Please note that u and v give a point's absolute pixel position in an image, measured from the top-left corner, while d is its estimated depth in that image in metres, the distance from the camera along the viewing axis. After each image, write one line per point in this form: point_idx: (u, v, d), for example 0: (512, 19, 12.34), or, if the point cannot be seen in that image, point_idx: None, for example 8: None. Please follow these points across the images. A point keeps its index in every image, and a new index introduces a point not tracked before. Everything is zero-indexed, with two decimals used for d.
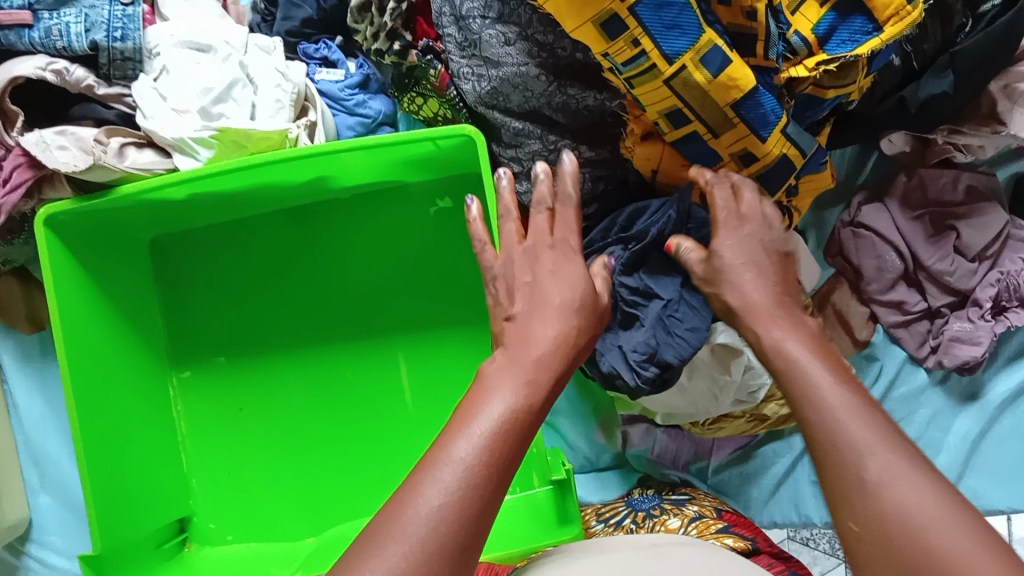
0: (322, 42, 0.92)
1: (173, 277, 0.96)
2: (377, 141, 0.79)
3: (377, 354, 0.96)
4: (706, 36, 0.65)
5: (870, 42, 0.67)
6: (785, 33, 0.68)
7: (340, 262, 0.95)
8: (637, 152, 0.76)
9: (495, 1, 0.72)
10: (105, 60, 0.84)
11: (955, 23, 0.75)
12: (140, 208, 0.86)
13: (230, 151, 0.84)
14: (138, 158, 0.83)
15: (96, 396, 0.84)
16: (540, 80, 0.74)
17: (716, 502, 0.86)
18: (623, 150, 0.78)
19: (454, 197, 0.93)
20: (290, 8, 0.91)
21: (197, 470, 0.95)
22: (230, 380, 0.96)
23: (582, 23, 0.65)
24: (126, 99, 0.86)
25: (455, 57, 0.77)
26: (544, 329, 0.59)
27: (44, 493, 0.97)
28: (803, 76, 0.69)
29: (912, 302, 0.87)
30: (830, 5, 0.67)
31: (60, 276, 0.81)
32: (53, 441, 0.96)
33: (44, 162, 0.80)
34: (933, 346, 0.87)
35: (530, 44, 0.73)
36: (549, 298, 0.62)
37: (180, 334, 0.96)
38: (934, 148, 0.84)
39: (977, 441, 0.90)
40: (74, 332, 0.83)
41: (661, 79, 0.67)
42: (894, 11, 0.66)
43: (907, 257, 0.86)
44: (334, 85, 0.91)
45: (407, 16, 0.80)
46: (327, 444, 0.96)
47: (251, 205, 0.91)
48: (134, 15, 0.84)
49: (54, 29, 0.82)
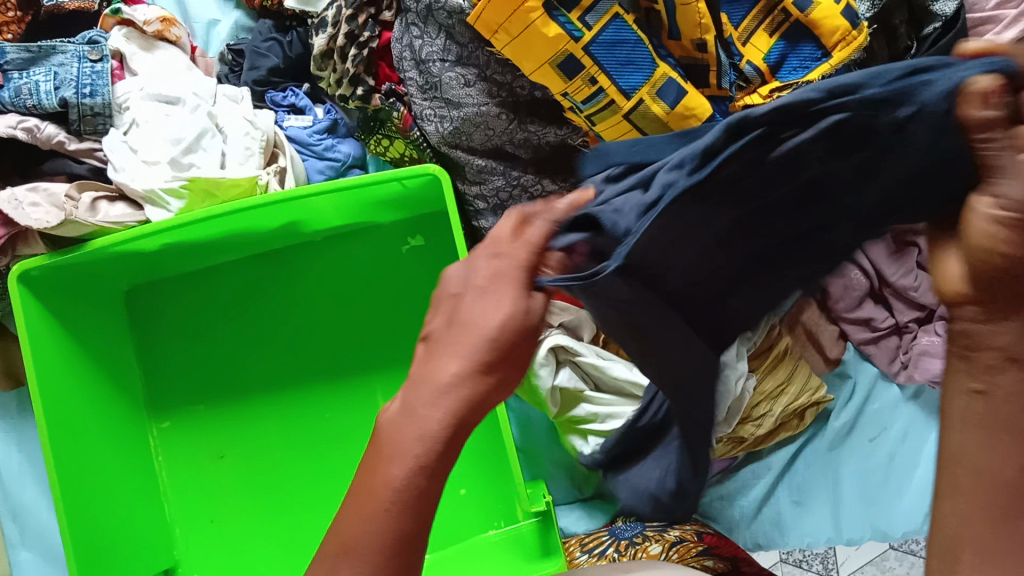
0: (289, 90, 0.94)
1: (151, 326, 0.96)
2: (342, 184, 0.80)
3: (356, 393, 0.96)
4: (659, 70, 0.67)
5: (820, 68, 0.68)
6: (737, 64, 0.70)
7: (315, 304, 0.97)
8: None
9: (452, 44, 0.74)
10: (75, 116, 0.85)
11: (902, 44, 0.78)
12: (114, 260, 0.86)
13: (201, 200, 0.85)
14: (109, 212, 0.84)
15: (74, 450, 0.84)
16: (501, 119, 0.76)
17: (698, 526, 0.86)
18: None
19: (425, 234, 0.95)
20: (256, 58, 0.93)
21: (179, 519, 0.95)
22: (211, 427, 0.96)
23: (540, 64, 0.67)
24: (97, 153, 0.87)
25: (418, 100, 0.78)
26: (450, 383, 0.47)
27: (25, 549, 0.96)
28: (758, 103, 0.70)
29: (879, 319, 0.89)
30: (779, 35, 0.69)
31: (35, 330, 0.82)
32: (34, 495, 0.96)
33: (17, 219, 0.80)
34: (904, 362, 0.89)
35: (489, 84, 0.75)
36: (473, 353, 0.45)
37: (159, 383, 0.97)
38: None
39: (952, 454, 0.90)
40: (50, 386, 0.83)
41: (621, 114, 0.69)
42: (842, 37, 0.67)
43: (871, 275, 0.88)
44: (303, 130, 0.92)
45: (368, 61, 0.81)
46: (310, 487, 0.96)
47: (225, 252, 0.92)
48: (103, 71, 0.86)
49: (25, 88, 0.84)
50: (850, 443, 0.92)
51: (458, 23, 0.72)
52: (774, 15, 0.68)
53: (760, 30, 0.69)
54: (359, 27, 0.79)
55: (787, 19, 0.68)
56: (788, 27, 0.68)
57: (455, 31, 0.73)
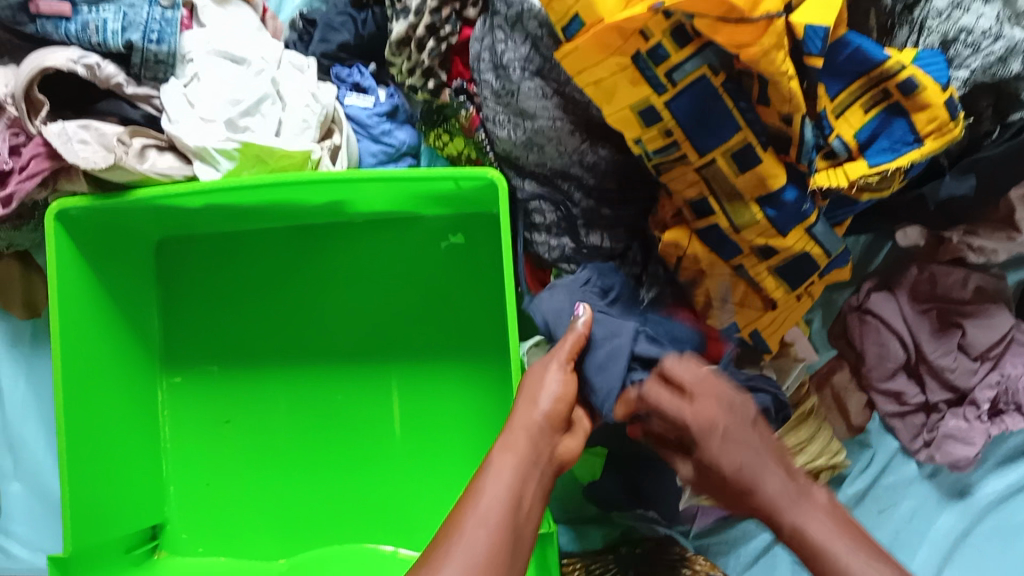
0: (356, 68, 0.92)
1: (176, 280, 0.96)
2: (397, 175, 0.79)
3: (371, 380, 0.95)
4: (741, 135, 0.67)
5: (910, 154, 0.67)
6: (826, 137, 0.68)
7: (340, 286, 0.95)
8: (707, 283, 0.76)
9: (537, 55, 0.72)
10: (138, 60, 0.83)
11: (984, 128, 0.75)
12: (152, 211, 0.85)
13: (250, 165, 0.84)
14: (158, 162, 0.82)
15: (84, 393, 0.83)
16: (573, 136, 0.75)
17: (709, 568, 0.87)
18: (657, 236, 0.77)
19: (467, 233, 0.93)
20: (327, 32, 0.91)
21: (175, 475, 0.95)
22: (218, 390, 0.96)
23: (623, 109, 0.68)
24: (153, 100, 0.85)
25: (490, 104, 0.76)
26: (543, 406, 0.70)
27: (16, 481, 0.98)
28: (843, 185, 0.68)
29: (910, 394, 0.87)
30: (875, 112, 0.67)
31: (64, 271, 0.81)
32: (32, 431, 0.97)
33: (65, 155, 0.79)
34: (926, 440, 0.88)
35: (566, 100, 0.73)
36: (537, 398, 0.70)
37: (176, 339, 0.96)
38: (949, 245, 0.85)
39: (959, 540, 0.91)
40: (74, 326, 0.82)
41: (693, 167, 0.70)
42: (937, 126, 0.66)
43: (909, 348, 0.86)
44: (362, 111, 0.90)
45: (444, 57, 0.80)
46: (313, 467, 0.95)
47: (261, 219, 0.91)
48: (173, 20, 0.84)
49: (91, 24, 0.81)
50: (859, 511, 0.91)
51: (548, 34, 0.71)
52: (872, 93, 0.67)
53: (856, 105, 0.68)
54: (441, 21, 0.77)
55: (885, 98, 0.67)
56: (884, 106, 0.67)
57: (543, 41, 0.71)
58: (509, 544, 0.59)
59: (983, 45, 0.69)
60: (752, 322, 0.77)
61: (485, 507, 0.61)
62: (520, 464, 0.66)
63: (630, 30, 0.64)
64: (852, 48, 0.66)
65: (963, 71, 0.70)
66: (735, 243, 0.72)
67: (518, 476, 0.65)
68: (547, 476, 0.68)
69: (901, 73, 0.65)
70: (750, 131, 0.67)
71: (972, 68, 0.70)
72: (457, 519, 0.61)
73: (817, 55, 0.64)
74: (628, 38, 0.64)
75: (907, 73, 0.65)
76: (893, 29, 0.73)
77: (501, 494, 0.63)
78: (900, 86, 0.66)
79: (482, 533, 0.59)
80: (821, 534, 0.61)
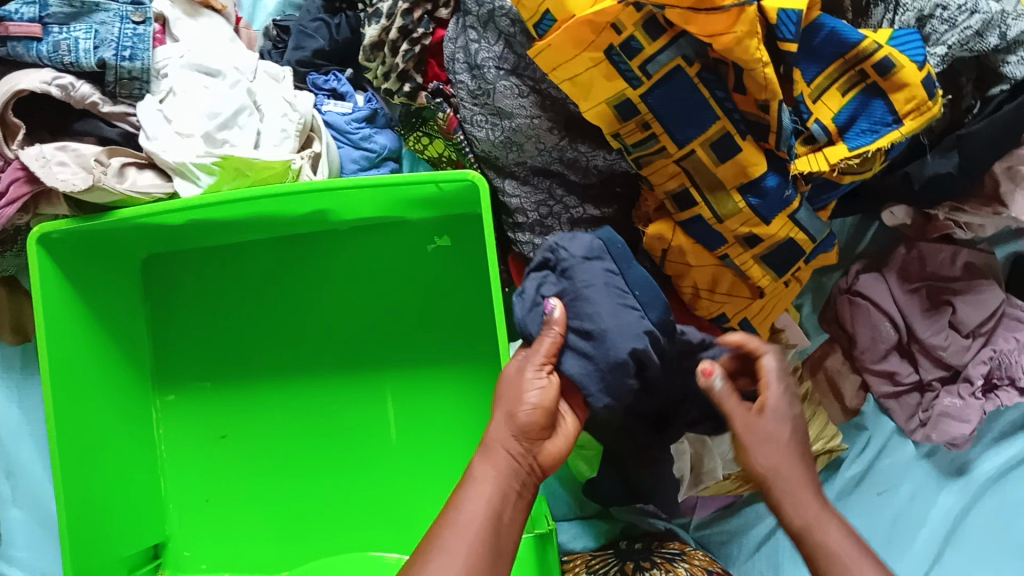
0: (332, 74, 0.92)
1: (164, 297, 0.96)
2: (378, 181, 0.78)
3: (365, 388, 0.95)
4: (718, 124, 0.67)
5: (890, 134, 0.67)
6: (805, 121, 0.68)
7: (329, 294, 0.95)
8: (691, 276, 0.75)
9: (511, 53, 0.72)
10: (112, 78, 0.82)
11: (965, 103, 0.76)
12: (134, 229, 0.85)
13: (230, 178, 0.82)
14: (138, 180, 0.82)
15: (77, 416, 0.83)
16: (552, 133, 0.74)
17: (706, 561, 0.84)
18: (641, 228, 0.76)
19: (453, 235, 0.92)
20: (302, 38, 0.91)
21: (173, 492, 0.95)
22: (213, 405, 0.95)
23: (598, 104, 0.68)
24: (130, 117, 0.85)
25: (467, 105, 0.75)
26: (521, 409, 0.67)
27: (15, 507, 0.98)
28: (824, 168, 0.68)
29: (904, 373, 0.87)
30: (853, 94, 0.67)
31: (50, 295, 0.81)
32: (29, 456, 0.97)
33: (43, 177, 0.79)
34: (923, 420, 0.87)
35: (543, 97, 0.73)
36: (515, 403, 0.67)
37: (167, 357, 0.96)
38: (936, 223, 0.84)
39: (960, 517, 0.91)
40: (63, 349, 0.82)
41: (672, 159, 0.69)
42: (915, 105, 0.66)
43: (901, 329, 0.86)
44: (341, 117, 0.90)
45: (419, 58, 0.79)
46: (311, 477, 0.95)
47: (245, 232, 0.91)
48: (144, 35, 0.83)
49: (63, 44, 0.81)
50: (858, 494, 0.91)
51: (520, 31, 0.71)
52: (850, 75, 0.67)
53: (834, 88, 0.67)
54: (414, 22, 0.77)
55: (863, 79, 0.67)
56: (861, 87, 0.67)
57: (517, 39, 0.71)
58: (490, 556, 0.59)
59: (960, 19, 0.69)
60: (742, 311, 0.76)
61: (466, 520, 0.60)
62: (502, 478, 0.64)
63: (602, 23, 0.64)
64: (827, 31, 0.65)
65: (940, 48, 0.70)
66: (719, 233, 0.71)
67: (498, 489, 0.63)
68: (531, 484, 0.67)
69: (877, 53, 0.65)
70: (729, 120, 0.67)
71: (949, 44, 0.69)
72: (438, 536, 0.60)
73: (791, 40, 0.63)
74: (601, 32, 0.64)
75: (883, 52, 0.65)
76: (868, 8, 0.71)
77: (482, 509, 0.62)
78: (876, 66, 0.65)
79: (460, 544, 0.59)
80: (839, 543, 0.59)
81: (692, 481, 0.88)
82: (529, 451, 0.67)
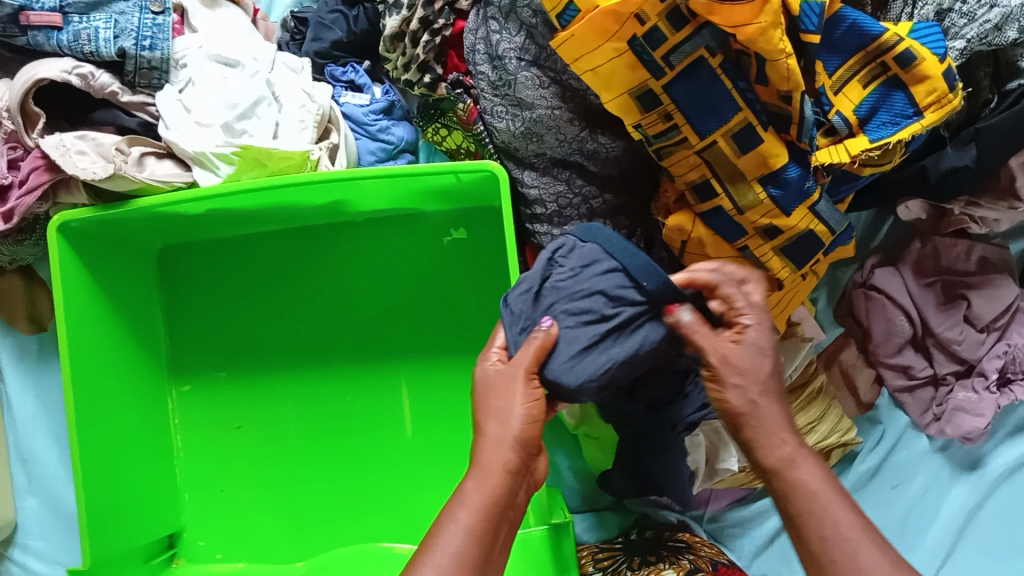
0: (350, 66, 0.92)
1: (181, 286, 0.96)
2: (396, 171, 0.79)
3: (379, 378, 0.95)
4: (740, 115, 0.67)
5: (911, 126, 0.67)
6: (827, 113, 0.68)
7: (344, 284, 0.95)
8: None
9: (532, 44, 0.72)
10: (132, 67, 0.82)
11: (982, 97, 0.75)
12: (154, 219, 0.85)
13: (248, 168, 0.83)
14: (157, 170, 0.82)
15: (94, 404, 0.83)
16: (572, 125, 0.74)
17: (713, 553, 0.84)
18: (659, 219, 0.77)
19: (469, 228, 0.92)
20: (320, 29, 0.91)
21: (189, 484, 0.95)
22: (227, 395, 0.96)
23: (620, 95, 0.68)
24: (149, 107, 0.85)
25: (487, 96, 0.76)
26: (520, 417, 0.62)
27: (30, 495, 0.98)
28: (846, 159, 0.68)
29: (918, 367, 0.87)
30: (874, 86, 0.67)
31: (69, 283, 0.81)
32: (44, 444, 0.97)
33: (63, 165, 0.79)
34: (937, 414, 0.88)
35: (563, 88, 0.73)
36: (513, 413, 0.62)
37: (182, 346, 0.96)
38: (950, 218, 0.85)
39: (974, 511, 0.91)
40: (82, 336, 0.82)
41: (693, 150, 0.70)
42: (936, 98, 0.66)
43: (916, 323, 0.86)
44: (358, 109, 0.90)
45: (439, 50, 0.79)
46: (327, 466, 0.95)
47: (263, 222, 0.91)
48: (164, 25, 0.83)
49: (83, 33, 0.81)
50: (871, 488, 0.92)
51: (542, 22, 0.71)
52: (871, 66, 0.67)
53: (854, 80, 0.68)
54: (434, 13, 0.77)
55: (884, 71, 0.67)
56: (883, 79, 0.67)
57: (538, 30, 0.71)
58: None
59: (979, 14, 0.69)
60: None
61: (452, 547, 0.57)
62: (491, 507, 0.59)
63: (625, 13, 0.64)
64: (848, 23, 0.66)
65: (959, 42, 0.70)
66: (739, 225, 0.71)
67: (485, 519, 0.58)
68: (519, 507, 0.63)
69: (898, 46, 0.65)
70: (751, 111, 0.67)
71: (968, 38, 0.69)
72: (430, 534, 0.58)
73: (813, 32, 0.64)
74: (625, 22, 0.64)
75: (904, 45, 0.65)
76: (886, 3, 0.73)
77: (462, 544, 0.57)
78: (897, 59, 0.66)
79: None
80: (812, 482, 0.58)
81: (706, 473, 0.88)
82: (520, 473, 0.62)
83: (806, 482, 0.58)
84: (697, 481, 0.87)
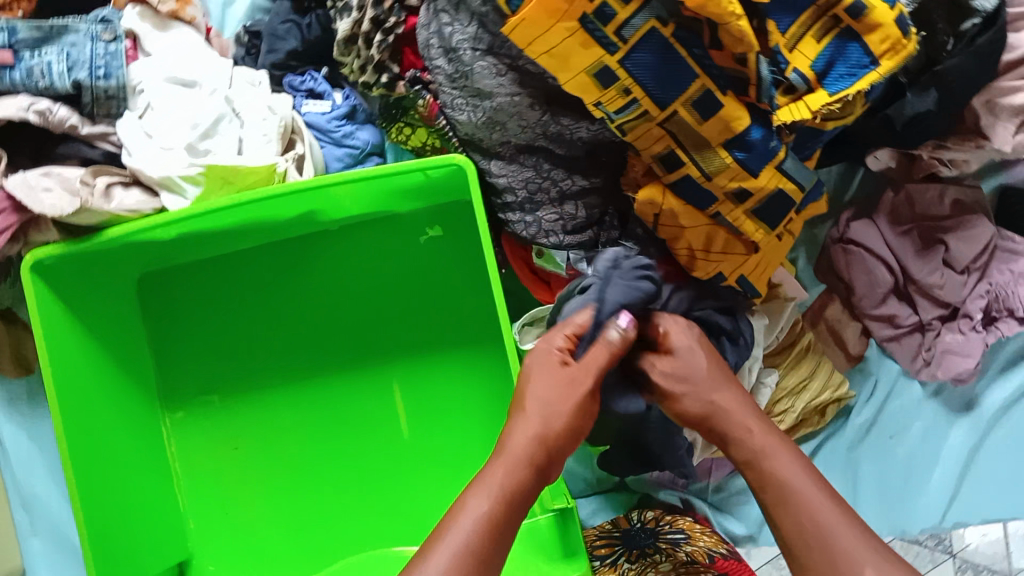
0: (308, 74, 0.92)
1: (163, 312, 0.95)
2: (365, 174, 0.78)
3: (372, 382, 0.95)
4: (698, 82, 0.67)
5: (867, 76, 0.67)
6: (783, 71, 0.67)
7: (327, 293, 0.95)
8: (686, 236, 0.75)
9: (485, 33, 0.71)
10: (89, 98, 0.82)
11: (938, 40, 0.74)
12: (128, 248, 0.85)
13: (217, 188, 0.82)
14: (124, 199, 0.81)
15: (88, 441, 0.83)
16: (533, 110, 0.74)
17: (712, 542, 0.85)
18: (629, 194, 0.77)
19: (444, 225, 0.92)
20: (274, 41, 0.91)
21: (193, 510, 0.95)
22: (222, 416, 0.95)
23: (577, 75, 0.67)
24: (110, 137, 0.85)
25: (446, 89, 0.76)
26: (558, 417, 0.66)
27: (35, 537, 0.98)
28: (807, 115, 0.68)
29: (903, 315, 0.88)
30: (828, 39, 0.67)
31: (50, 322, 0.80)
32: (43, 485, 0.97)
33: (30, 206, 0.77)
34: (926, 360, 0.88)
35: (521, 74, 0.72)
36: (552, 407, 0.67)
37: (171, 372, 0.95)
38: (920, 163, 0.86)
39: (973, 452, 0.92)
40: (68, 374, 0.82)
41: (655, 122, 0.70)
42: (890, 45, 0.66)
43: (897, 272, 0.87)
44: (321, 116, 0.90)
45: (394, 48, 0.79)
46: (329, 476, 0.95)
47: (239, 240, 0.91)
48: (117, 52, 0.82)
49: (36, 69, 0.80)
50: (870, 441, 0.92)
51: (492, 10, 0.70)
52: (822, 19, 0.67)
53: (808, 35, 0.67)
54: (385, 12, 0.77)
55: (837, 23, 0.67)
56: (836, 32, 0.67)
57: (489, 18, 0.70)
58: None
59: None
60: (738, 268, 0.77)
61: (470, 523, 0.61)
62: (511, 494, 0.63)
63: None
64: None
65: None
66: (709, 192, 0.72)
67: (502, 506, 0.62)
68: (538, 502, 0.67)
69: None
70: (708, 77, 0.68)
71: None
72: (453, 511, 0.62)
73: None
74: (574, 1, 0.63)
75: None
76: None
77: (478, 524, 0.60)
78: (849, 10, 0.65)
79: (445, 554, 0.58)
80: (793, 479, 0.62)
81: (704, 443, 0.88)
82: (543, 467, 0.66)
83: (780, 474, 0.63)
84: (696, 452, 0.87)
